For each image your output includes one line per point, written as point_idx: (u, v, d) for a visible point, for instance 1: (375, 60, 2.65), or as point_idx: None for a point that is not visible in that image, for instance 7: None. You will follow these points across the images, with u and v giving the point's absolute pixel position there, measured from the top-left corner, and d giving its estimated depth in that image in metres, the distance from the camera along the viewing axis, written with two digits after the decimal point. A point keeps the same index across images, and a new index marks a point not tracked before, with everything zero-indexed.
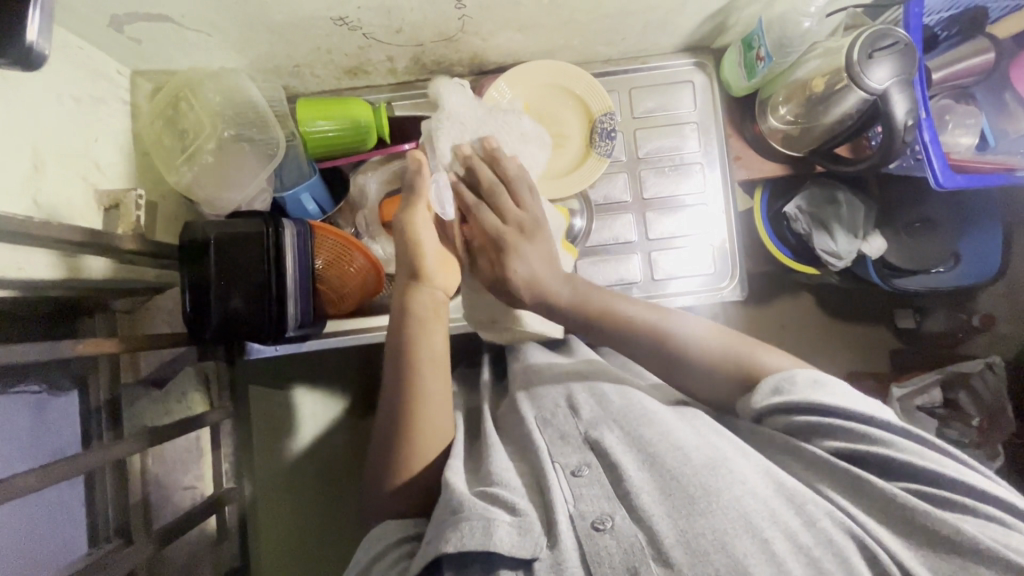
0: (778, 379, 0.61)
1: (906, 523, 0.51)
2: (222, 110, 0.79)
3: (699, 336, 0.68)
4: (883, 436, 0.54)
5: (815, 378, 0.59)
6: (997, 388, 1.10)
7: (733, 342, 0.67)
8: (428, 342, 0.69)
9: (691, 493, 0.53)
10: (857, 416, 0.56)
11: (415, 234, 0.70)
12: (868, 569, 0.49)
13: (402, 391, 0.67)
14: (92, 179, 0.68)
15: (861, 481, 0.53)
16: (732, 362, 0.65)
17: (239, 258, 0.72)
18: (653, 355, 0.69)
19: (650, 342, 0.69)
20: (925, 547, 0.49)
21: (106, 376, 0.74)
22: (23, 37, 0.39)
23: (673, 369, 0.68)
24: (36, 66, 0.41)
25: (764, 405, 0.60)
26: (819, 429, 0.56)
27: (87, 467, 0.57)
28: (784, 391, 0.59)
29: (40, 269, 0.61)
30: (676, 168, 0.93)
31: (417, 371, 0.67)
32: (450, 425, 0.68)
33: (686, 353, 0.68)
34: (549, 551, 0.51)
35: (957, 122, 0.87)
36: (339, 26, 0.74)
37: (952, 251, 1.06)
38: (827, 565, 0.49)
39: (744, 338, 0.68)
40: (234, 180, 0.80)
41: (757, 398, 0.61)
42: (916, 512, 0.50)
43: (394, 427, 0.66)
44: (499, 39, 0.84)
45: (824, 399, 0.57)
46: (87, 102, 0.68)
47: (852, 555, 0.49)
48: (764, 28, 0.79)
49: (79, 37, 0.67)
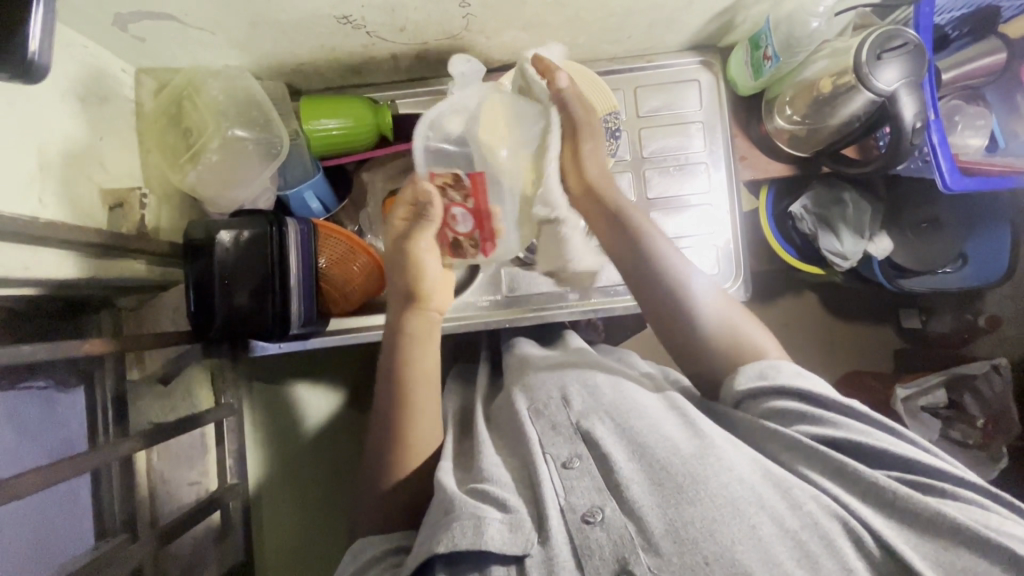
0: (764, 365, 0.62)
1: (888, 506, 0.51)
2: (226, 108, 0.78)
3: (708, 309, 0.68)
4: (860, 426, 0.56)
5: (799, 369, 0.61)
6: (1002, 390, 1.08)
7: (739, 316, 0.69)
8: (422, 362, 0.70)
9: (680, 482, 0.53)
10: (832, 406, 0.58)
11: (420, 261, 0.68)
12: (852, 550, 0.49)
13: (394, 409, 0.68)
14: (97, 178, 0.68)
15: (842, 467, 0.53)
16: (733, 335, 0.67)
17: (244, 256, 0.72)
18: (668, 330, 0.70)
19: (663, 301, 0.69)
20: (907, 530, 0.49)
21: (112, 375, 0.77)
22: (24, 49, 0.40)
23: (688, 346, 0.68)
24: (36, 79, 0.42)
25: (751, 386, 0.61)
26: (800, 414, 0.57)
27: (90, 466, 0.58)
28: (770, 377, 0.61)
29: (48, 268, 0.61)
30: (680, 168, 0.92)
31: (411, 392, 0.69)
32: (439, 423, 0.70)
33: (698, 325, 0.68)
34: (540, 548, 0.51)
35: (966, 123, 0.86)
36: (343, 25, 0.74)
37: (959, 251, 1.05)
38: (814, 550, 0.49)
39: (744, 312, 0.70)
40: (238, 177, 0.79)
41: (742, 380, 0.62)
42: (897, 496, 0.51)
43: (391, 419, 0.68)
44: (503, 38, 0.83)
45: (807, 385, 0.59)
46: (92, 102, 0.69)
47: (838, 538, 0.49)
48: (771, 27, 0.78)
49: (84, 36, 0.67)
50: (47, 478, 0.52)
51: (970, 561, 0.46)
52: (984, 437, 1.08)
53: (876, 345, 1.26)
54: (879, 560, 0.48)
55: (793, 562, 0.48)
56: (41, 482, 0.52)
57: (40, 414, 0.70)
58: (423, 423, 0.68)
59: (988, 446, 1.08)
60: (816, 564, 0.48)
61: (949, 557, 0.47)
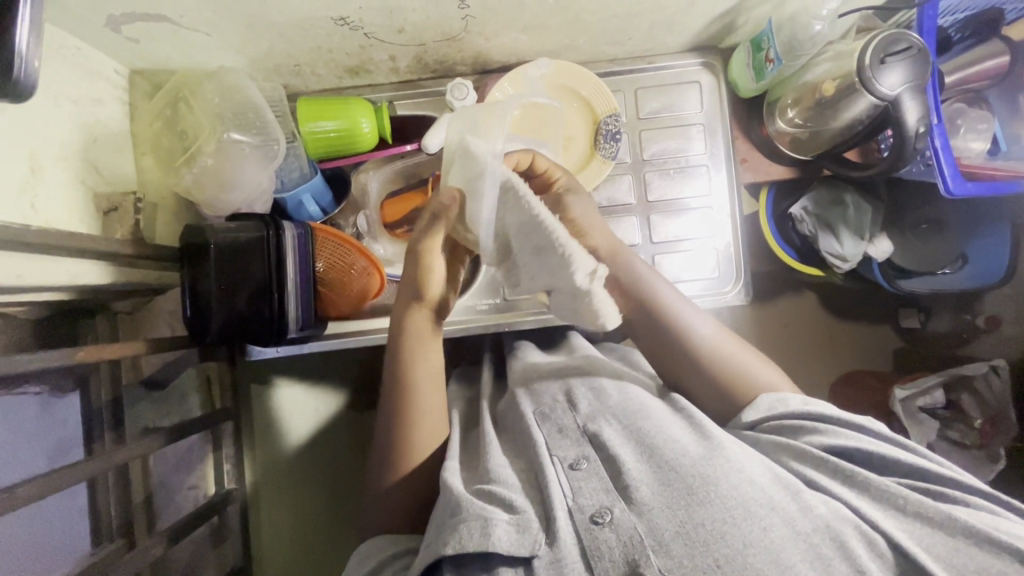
0: (771, 398, 0.62)
1: (898, 510, 0.51)
2: (222, 111, 0.76)
3: (704, 335, 0.67)
4: (868, 437, 0.56)
5: (806, 399, 0.61)
6: (1001, 394, 1.06)
7: (738, 348, 0.67)
8: (420, 369, 0.69)
9: (690, 483, 0.53)
10: (845, 423, 0.58)
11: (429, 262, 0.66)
12: (867, 552, 0.48)
13: (394, 416, 0.68)
14: (90, 182, 0.67)
15: (852, 475, 0.53)
16: (733, 367, 0.65)
17: (245, 261, 0.72)
18: (659, 350, 0.69)
19: (653, 327, 0.69)
20: (919, 532, 0.50)
21: (108, 379, 0.75)
22: (14, 74, 0.41)
23: (679, 367, 0.68)
24: (23, 98, 0.43)
25: (758, 418, 0.61)
26: (810, 428, 0.58)
27: (90, 474, 0.57)
28: (778, 409, 0.61)
29: (44, 276, 0.59)
30: (680, 170, 0.91)
31: (413, 401, 0.69)
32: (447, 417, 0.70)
33: (687, 350, 0.67)
34: (548, 548, 0.51)
35: (969, 126, 0.86)
36: (341, 26, 0.73)
37: (959, 253, 1.04)
38: (827, 554, 0.48)
39: (748, 345, 0.68)
40: (233, 181, 0.76)
41: (749, 412, 0.62)
42: (908, 501, 0.51)
43: (395, 414, 0.68)
44: (503, 39, 0.82)
45: (821, 408, 0.59)
46: (85, 104, 0.68)
47: (851, 541, 0.49)
48: (774, 29, 0.78)
49: (76, 37, 0.66)
50: (47, 487, 0.52)
51: (983, 562, 0.46)
52: (982, 437, 1.07)
53: (875, 344, 1.25)
54: (890, 560, 0.48)
55: (805, 564, 0.47)
56: (39, 494, 0.51)
57: (35, 419, 0.69)
58: (421, 422, 0.68)
59: (986, 447, 1.07)
60: (828, 567, 0.47)
61: (961, 558, 0.47)
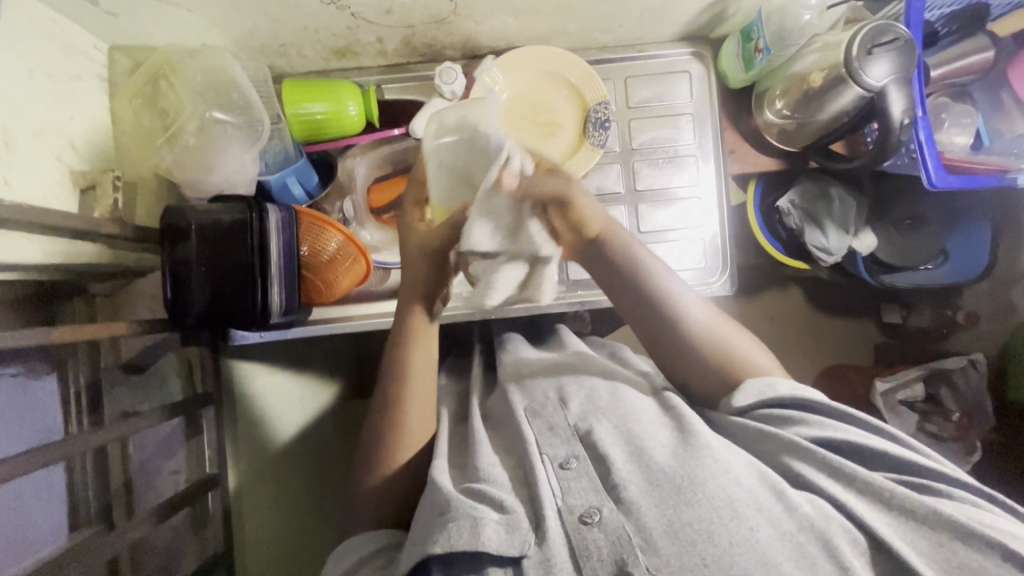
0: (760, 383, 0.61)
1: (886, 504, 0.51)
2: (203, 90, 0.75)
3: (694, 319, 0.67)
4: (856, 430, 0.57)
5: (795, 385, 0.61)
6: (978, 386, 1.08)
7: (728, 332, 0.67)
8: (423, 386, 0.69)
9: (677, 483, 0.53)
10: (831, 413, 0.58)
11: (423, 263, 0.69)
12: (850, 550, 0.49)
13: (388, 421, 0.68)
14: (67, 159, 0.66)
15: (841, 468, 0.54)
16: (727, 356, 0.65)
17: (223, 244, 0.70)
18: (648, 330, 0.69)
19: (645, 312, 0.68)
20: (904, 528, 0.50)
21: (87, 362, 0.74)
22: None
23: (672, 357, 0.67)
24: None
25: (748, 403, 0.61)
26: (799, 421, 0.58)
27: (65, 457, 0.55)
28: (766, 394, 0.60)
29: (10, 253, 0.58)
30: (669, 160, 0.92)
31: (405, 407, 0.68)
32: (434, 407, 0.70)
33: (687, 339, 0.66)
34: (538, 548, 0.51)
35: (953, 120, 0.87)
36: (326, 5, 0.71)
37: (941, 248, 1.05)
38: (812, 550, 0.49)
39: (740, 331, 0.68)
40: (215, 162, 0.76)
41: (739, 396, 0.61)
42: (894, 495, 0.51)
43: (390, 412, 0.68)
44: (492, 23, 0.82)
45: (806, 396, 0.59)
46: (61, 78, 0.66)
47: (835, 538, 0.49)
48: (763, 19, 0.78)
49: (53, 10, 0.64)
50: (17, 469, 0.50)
51: (968, 558, 0.47)
52: (959, 429, 1.08)
53: (859, 338, 1.27)
54: (870, 555, 0.49)
55: (791, 563, 0.48)
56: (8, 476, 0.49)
57: (12, 404, 0.68)
58: (415, 415, 0.68)
59: (962, 439, 1.08)
60: (813, 565, 0.48)
61: (947, 554, 0.48)
